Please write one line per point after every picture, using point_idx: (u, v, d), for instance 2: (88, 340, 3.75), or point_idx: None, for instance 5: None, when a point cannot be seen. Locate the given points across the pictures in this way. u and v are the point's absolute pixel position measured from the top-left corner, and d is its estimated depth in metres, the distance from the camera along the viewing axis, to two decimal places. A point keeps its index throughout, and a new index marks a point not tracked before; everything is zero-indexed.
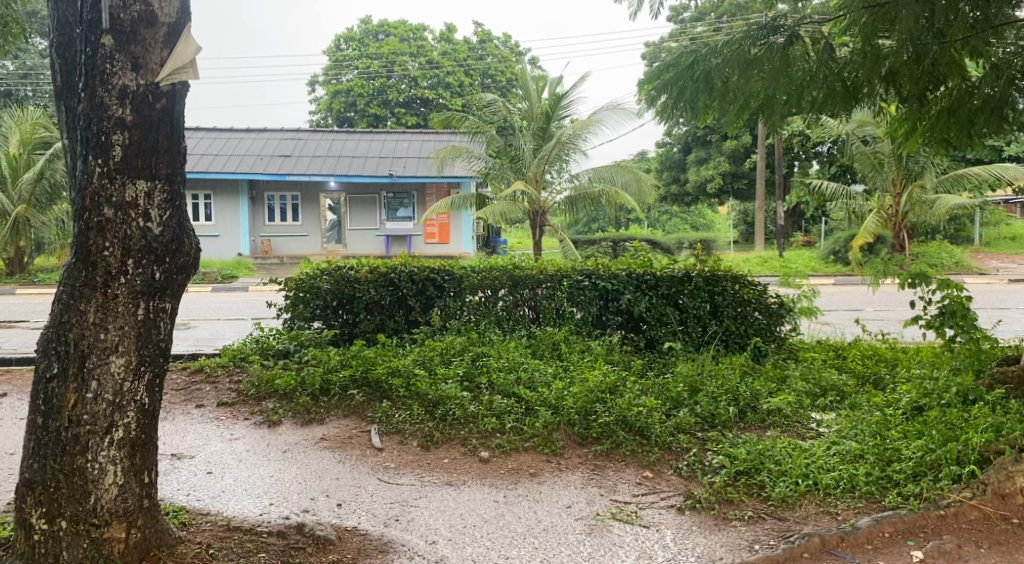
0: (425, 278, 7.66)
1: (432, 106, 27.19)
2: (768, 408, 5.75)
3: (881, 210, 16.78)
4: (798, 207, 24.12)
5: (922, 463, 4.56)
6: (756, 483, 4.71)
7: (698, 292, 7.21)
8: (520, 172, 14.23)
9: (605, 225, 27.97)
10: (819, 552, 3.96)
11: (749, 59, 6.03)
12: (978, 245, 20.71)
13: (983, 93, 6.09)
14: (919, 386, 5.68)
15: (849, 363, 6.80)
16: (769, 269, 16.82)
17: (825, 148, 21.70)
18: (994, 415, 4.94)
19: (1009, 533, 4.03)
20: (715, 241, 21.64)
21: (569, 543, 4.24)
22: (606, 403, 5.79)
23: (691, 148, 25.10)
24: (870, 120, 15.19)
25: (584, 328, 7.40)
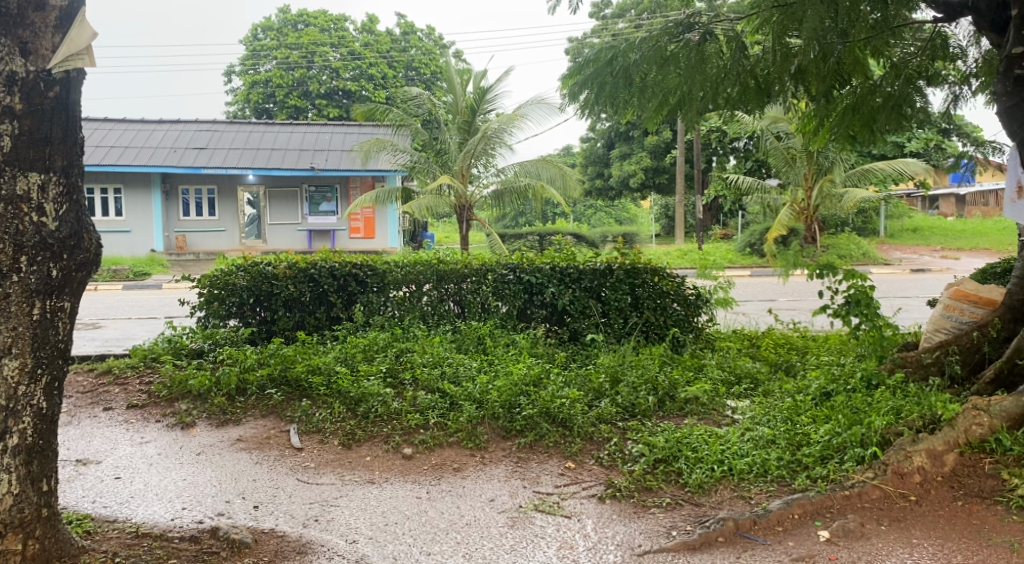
0: (347, 274, 7.52)
1: (355, 98, 26.57)
2: (686, 396, 5.89)
3: (794, 203, 17.36)
4: (717, 202, 24.78)
5: (829, 447, 4.76)
6: (674, 470, 4.83)
7: (619, 285, 7.32)
8: (445, 166, 14.15)
9: (531, 218, 28.14)
10: (733, 535, 4.10)
11: (667, 56, 6.14)
12: (883, 237, 21.72)
13: (884, 91, 6.53)
14: (827, 372, 5.94)
15: (763, 351, 7.04)
16: (688, 262, 17.24)
17: (742, 143, 22.35)
18: (895, 399, 5.15)
19: (907, 510, 4.18)
20: (638, 235, 22.02)
21: (491, 536, 4.25)
22: (530, 395, 5.80)
23: (614, 143, 25.49)
24: (783, 117, 15.70)
25: (509, 322, 7.41)
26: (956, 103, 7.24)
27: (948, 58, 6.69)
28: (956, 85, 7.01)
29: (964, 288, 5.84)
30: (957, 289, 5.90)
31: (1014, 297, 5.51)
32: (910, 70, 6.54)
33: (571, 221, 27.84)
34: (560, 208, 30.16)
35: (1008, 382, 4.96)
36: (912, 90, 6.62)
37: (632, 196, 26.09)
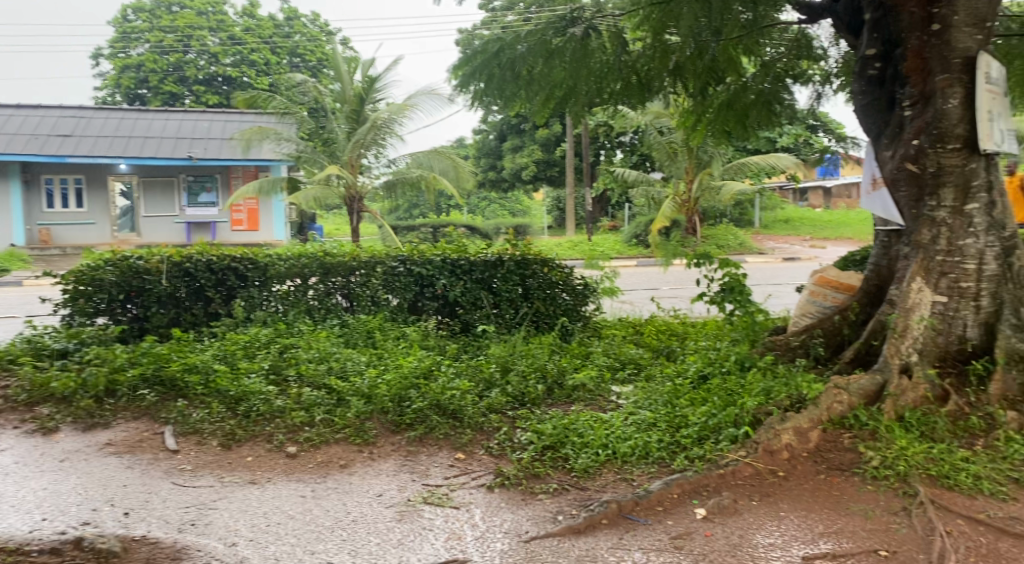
0: (225, 268, 7.22)
1: (235, 84, 25.50)
2: (573, 383, 6.01)
3: (677, 196, 17.98)
4: (606, 194, 25.37)
5: (706, 427, 4.97)
6: (561, 456, 4.92)
7: (510, 276, 7.36)
8: (333, 155, 13.81)
9: (424, 210, 27.93)
10: (616, 517, 4.22)
11: (552, 50, 6.20)
12: (759, 228, 22.92)
13: (756, 88, 6.87)
14: (705, 356, 6.20)
15: (646, 338, 7.27)
16: (578, 252, 17.61)
17: (628, 137, 22.98)
18: (766, 379, 5.43)
19: (776, 485, 4.43)
20: (530, 227, 22.26)
21: (378, 532, 4.19)
22: (420, 389, 5.71)
23: (507, 135, 25.59)
24: (665, 112, 16.25)
25: (400, 315, 7.31)
26: (819, 100, 7.73)
27: (812, 58, 7.12)
28: (819, 83, 7.50)
29: (827, 274, 6.24)
30: (822, 275, 6.30)
31: (869, 282, 5.88)
32: (778, 69, 6.98)
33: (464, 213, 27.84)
34: (453, 200, 30.08)
35: (865, 361, 5.33)
36: (781, 88, 7.03)
37: (524, 188, 26.36)
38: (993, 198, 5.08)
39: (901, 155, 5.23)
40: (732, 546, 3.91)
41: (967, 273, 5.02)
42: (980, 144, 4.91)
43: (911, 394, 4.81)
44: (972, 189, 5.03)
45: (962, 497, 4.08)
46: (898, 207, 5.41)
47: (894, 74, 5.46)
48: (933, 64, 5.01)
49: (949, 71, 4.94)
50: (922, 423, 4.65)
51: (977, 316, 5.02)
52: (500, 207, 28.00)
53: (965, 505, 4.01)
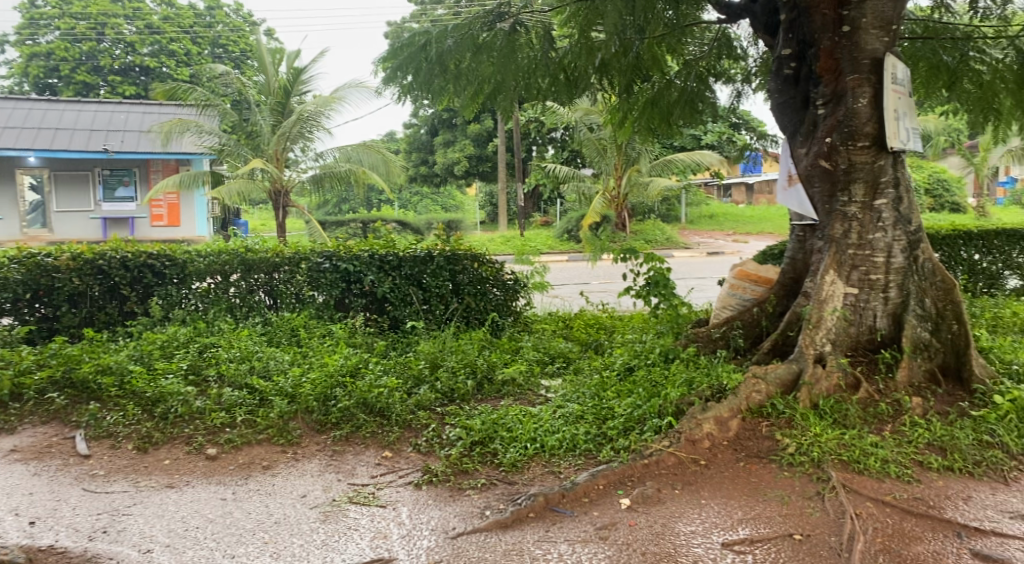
0: (141, 264, 6.97)
1: (153, 75, 24.64)
2: (503, 378, 6.01)
3: (606, 191, 18.16)
4: (538, 190, 25.51)
5: (631, 418, 5.05)
6: (489, 451, 4.92)
7: (439, 272, 7.28)
8: (257, 149, 13.49)
9: (354, 205, 27.50)
10: (543, 510, 4.24)
11: (479, 43, 6.15)
12: (685, 223, 23.44)
13: (679, 85, 7.03)
14: (631, 349, 6.29)
15: (575, 332, 7.34)
16: (509, 247, 17.65)
17: (559, 133, 23.15)
18: (688, 370, 5.56)
19: (698, 473, 4.53)
20: (462, 223, 22.18)
21: (301, 533, 4.11)
22: (347, 386, 5.60)
23: (438, 130, 25.41)
24: (594, 109, 16.42)
25: (326, 313, 7.15)
26: (739, 98, 7.95)
27: (733, 57, 7.32)
28: (740, 82, 7.70)
29: (746, 268, 6.40)
30: (742, 268, 6.46)
31: (786, 276, 6.04)
32: (701, 69, 7.11)
33: (395, 208, 27.57)
34: (384, 195, 29.71)
35: (782, 352, 5.51)
36: (704, 86, 7.18)
37: (456, 183, 26.28)
38: (901, 194, 5.31)
39: (815, 153, 5.42)
40: (654, 535, 3.98)
41: (876, 265, 5.24)
42: (888, 141, 5.14)
43: (825, 382, 4.99)
44: (881, 185, 5.25)
45: (871, 480, 4.26)
46: (812, 203, 5.57)
47: (808, 74, 5.66)
48: (844, 64, 5.21)
49: (858, 71, 5.16)
50: (835, 410, 4.83)
51: (885, 307, 5.25)
52: (433, 203, 27.81)
53: (874, 488, 4.18)
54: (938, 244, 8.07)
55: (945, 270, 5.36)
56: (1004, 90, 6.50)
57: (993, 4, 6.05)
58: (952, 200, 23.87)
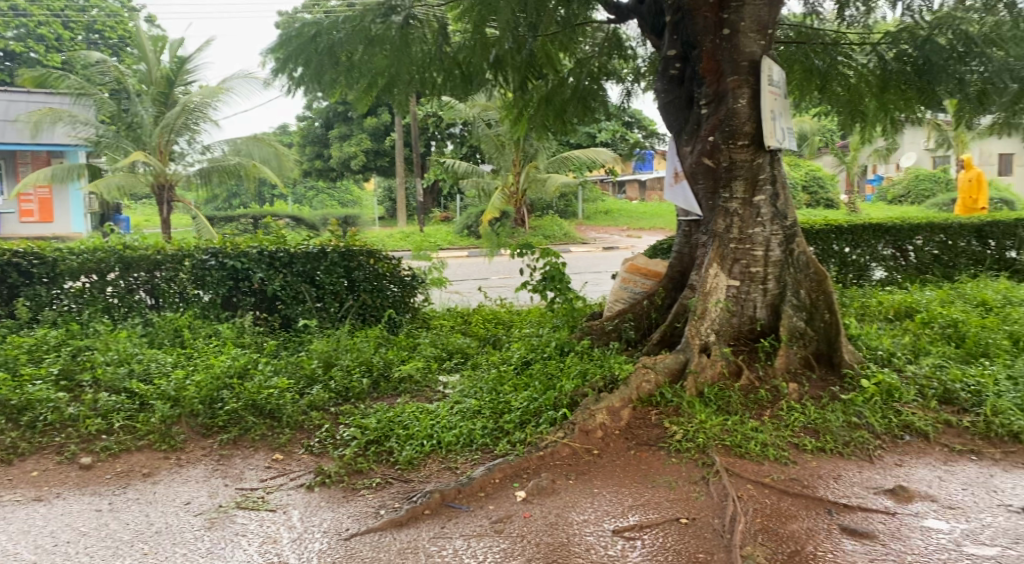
0: (4, 263, 6.53)
1: (20, 60, 23.17)
2: (399, 375, 5.93)
3: (505, 187, 18.23)
4: (437, 185, 25.42)
5: (527, 411, 5.10)
6: (385, 449, 4.85)
7: (333, 269, 7.11)
8: (138, 141, 12.82)
9: (245, 201, 26.54)
10: (439, 506, 4.23)
11: (371, 36, 6.01)
12: (582, 219, 23.89)
13: (571, 83, 7.18)
14: (528, 343, 6.34)
15: (473, 327, 7.34)
16: (408, 243, 17.50)
17: (458, 129, 23.15)
18: (583, 362, 5.67)
19: (591, 463, 4.63)
20: (360, 219, 21.84)
21: (184, 542, 3.94)
22: (234, 388, 5.40)
23: (333, 123, 24.91)
24: (492, 106, 16.44)
25: (212, 312, 6.88)
26: (629, 98, 8.15)
27: (625, 57, 7.55)
28: (630, 82, 7.91)
29: (637, 262, 6.59)
30: (633, 262, 6.64)
31: (673, 269, 6.26)
32: (593, 67, 7.24)
33: (290, 203, 26.84)
34: (278, 189, 28.84)
35: (671, 343, 5.70)
36: (596, 85, 7.32)
37: (353, 177, 25.87)
38: (778, 191, 5.60)
39: (699, 151, 5.64)
40: (549, 525, 4.03)
41: (756, 259, 5.51)
42: (765, 140, 5.38)
43: (709, 371, 5.21)
44: (760, 182, 5.52)
45: (751, 463, 4.46)
46: (697, 200, 5.80)
47: (691, 75, 5.87)
48: (725, 65, 5.43)
49: (738, 73, 5.39)
50: (719, 397, 5.05)
51: (764, 298, 5.52)
52: (329, 198, 27.18)
53: (754, 471, 4.39)
54: (812, 239, 8.55)
55: (818, 262, 5.67)
56: (867, 94, 6.94)
57: (858, 13, 6.44)
58: (826, 196, 25.32)
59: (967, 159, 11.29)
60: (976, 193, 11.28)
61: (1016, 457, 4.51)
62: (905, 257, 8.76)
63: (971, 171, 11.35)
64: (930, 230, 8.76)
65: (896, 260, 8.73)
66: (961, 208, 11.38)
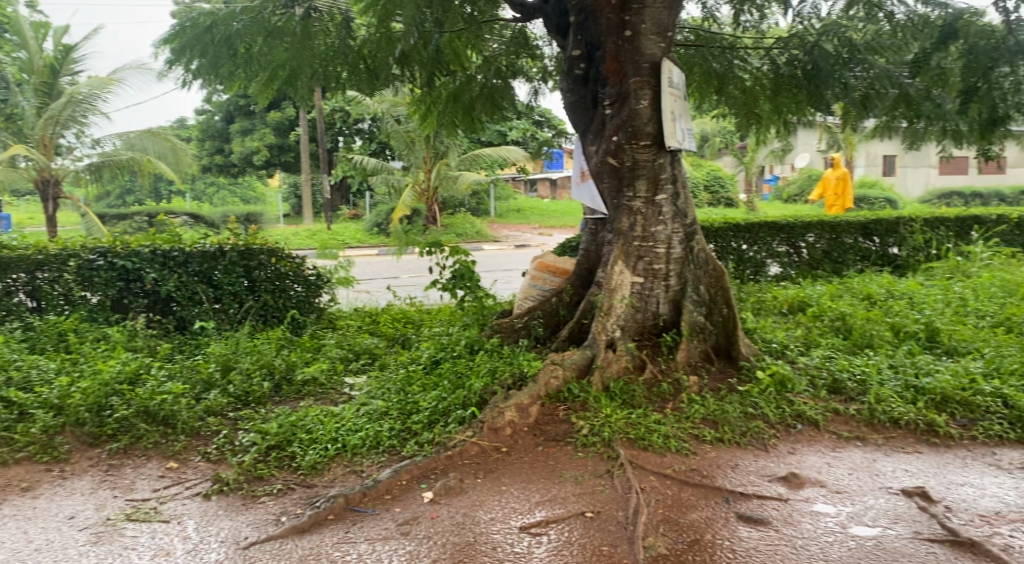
0: None
1: None
2: (303, 378, 5.77)
3: (416, 184, 18.14)
4: (345, 182, 24.98)
5: (436, 411, 5.05)
6: (287, 454, 4.71)
7: (232, 268, 6.87)
8: (18, 133, 12.02)
9: (141, 197, 25.34)
10: (343, 511, 4.14)
11: (271, 28, 5.89)
12: (494, 217, 23.95)
13: (478, 81, 7.16)
14: (437, 342, 6.28)
15: (381, 327, 7.23)
16: (314, 241, 17.11)
17: (366, 125, 22.82)
18: (492, 360, 5.66)
19: (499, 460, 4.63)
20: (265, 216, 21.20)
21: (67, 559, 3.72)
22: (124, 395, 5.14)
23: (234, 117, 24.11)
24: (401, 101, 16.27)
25: (100, 314, 6.51)
26: (536, 96, 8.25)
27: (532, 54, 7.54)
28: (538, 81, 8.04)
29: (546, 259, 6.64)
30: (541, 260, 6.69)
31: (581, 267, 6.34)
32: (500, 64, 7.26)
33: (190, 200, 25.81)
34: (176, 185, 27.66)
35: (578, 339, 5.77)
36: (502, 82, 7.35)
37: (257, 173, 25.11)
38: (678, 190, 5.77)
39: (603, 150, 5.73)
40: (456, 525, 4.00)
41: (658, 256, 5.65)
42: (666, 141, 5.51)
43: (615, 365, 5.31)
44: (661, 181, 5.67)
45: (654, 456, 4.56)
46: (602, 198, 5.90)
47: (595, 75, 5.97)
48: (627, 67, 5.53)
49: (640, 74, 5.49)
50: (624, 392, 5.15)
51: (666, 294, 5.68)
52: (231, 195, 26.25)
53: (657, 463, 4.49)
54: (712, 236, 8.87)
55: (716, 259, 5.86)
56: (762, 96, 7.15)
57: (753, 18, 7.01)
58: (726, 195, 26.31)
59: (835, 158, 11.94)
60: (842, 190, 11.98)
61: (897, 442, 4.77)
62: (798, 253, 9.17)
63: (838, 170, 12.01)
64: (820, 228, 9.19)
65: (789, 257, 9.13)
66: (831, 205, 11.98)
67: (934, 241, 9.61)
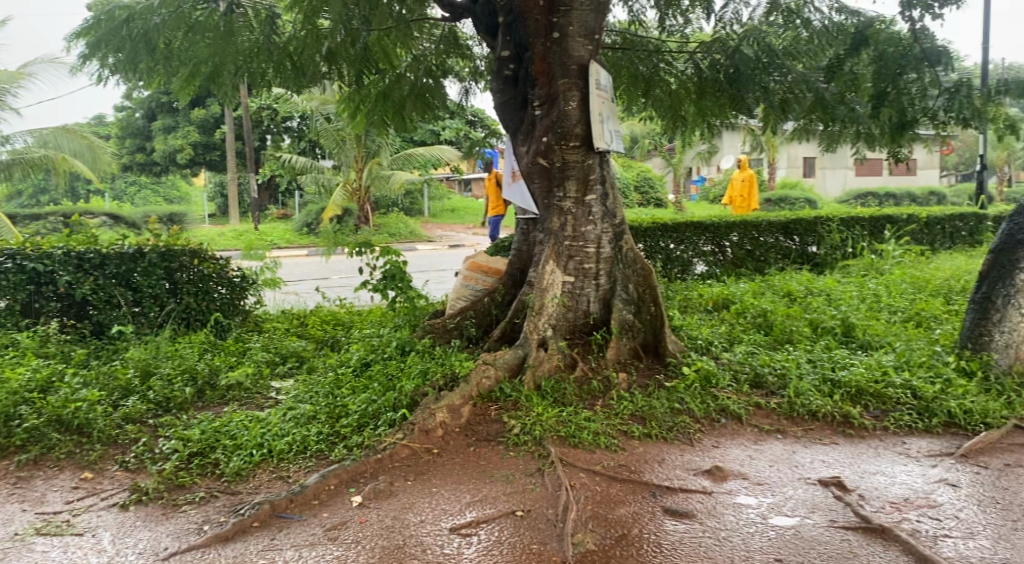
0: None
1: None
2: (227, 383, 5.62)
3: (347, 184, 17.93)
4: (274, 181, 24.46)
5: (366, 414, 4.98)
6: (210, 461, 4.58)
7: (152, 270, 6.64)
8: None
9: (56, 197, 24.26)
10: (268, 518, 4.05)
11: (192, 23, 5.72)
12: (428, 216, 23.83)
13: (408, 80, 7.05)
14: (367, 343, 6.20)
15: (309, 330, 7.10)
16: (242, 242, 16.69)
17: (295, 123, 22.41)
18: (423, 361, 5.62)
19: (430, 462, 4.61)
20: (189, 217, 20.55)
21: None
22: (35, 403, 4.92)
23: (156, 114, 23.34)
24: (330, 99, 16.01)
25: (9, 319, 6.19)
26: (467, 95, 8.20)
27: (462, 54, 7.57)
28: (470, 81, 7.97)
29: (478, 259, 6.62)
30: (474, 260, 6.66)
31: (513, 267, 6.37)
32: (430, 62, 7.21)
33: (109, 199, 24.87)
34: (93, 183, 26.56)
35: (510, 339, 5.79)
36: (433, 82, 7.22)
37: (180, 172, 24.35)
38: (607, 191, 5.85)
39: (534, 151, 5.77)
40: (386, 529, 3.96)
41: (588, 255, 5.71)
42: (594, 141, 5.59)
43: (546, 364, 5.35)
44: (590, 181, 5.74)
45: (584, 453, 4.61)
46: (534, 198, 5.95)
47: (525, 76, 6.00)
48: (555, 68, 5.58)
49: (568, 75, 5.56)
50: (555, 390, 5.19)
51: (597, 293, 5.75)
52: (153, 194, 25.35)
53: (587, 460, 4.54)
54: (641, 236, 9.03)
55: (645, 258, 5.96)
56: (686, 99, 7.35)
57: (677, 23, 7.23)
58: (656, 196, 26.82)
59: (743, 162, 12.32)
60: (747, 193, 12.44)
61: (814, 434, 4.94)
62: (722, 252, 9.40)
63: (745, 172, 12.41)
64: (743, 227, 9.45)
65: (715, 256, 9.36)
66: (736, 206, 12.44)
67: (849, 240, 10.01)
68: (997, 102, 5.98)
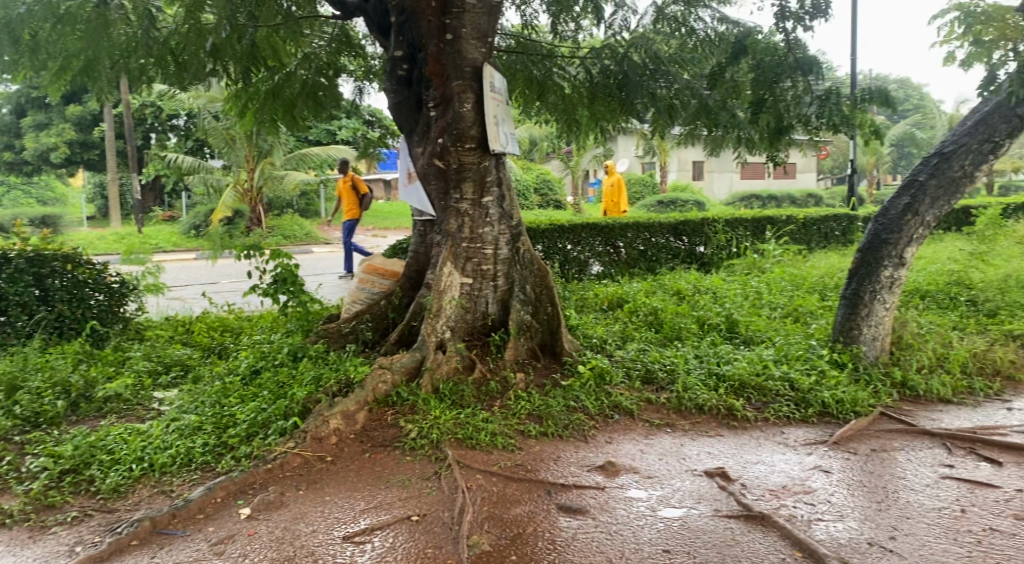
0: None
1: None
2: (105, 394, 5.32)
3: (237, 184, 17.26)
4: (159, 182, 23.34)
5: (255, 423, 4.81)
6: (84, 479, 4.32)
7: (19, 277, 6.21)
8: None
9: None
10: (148, 535, 3.86)
11: (60, 13, 5.37)
12: (326, 218, 23.33)
13: (298, 76, 6.85)
14: (257, 350, 6.00)
15: (195, 337, 6.81)
16: (124, 245, 15.84)
17: (182, 122, 21.46)
18: (316, 367, 5.49)
19: (324, 470, 4.50)
20: (66, 219, 19.33)
21: None
22: None
23: (26, 110, 21.83)
24: (218, 97, 15.43)
25: None
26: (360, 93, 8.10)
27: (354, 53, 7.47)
28: (363, 78, 7.86)
29: (374, 262, 6.55)
30: (369, 262, 6.60)
31: (410, 269, 6.31)
32: (322, 60, 7.10)
33: None
34: None
35: (408, 341, 5.74)
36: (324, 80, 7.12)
37: (55, 172, 22.87)
38: (503, 193, 5.88)
39: (429, 152, 5.74)
40: (276, 540, 3.84)
41: (486, 257, 5.73)
42: (489, 144, 5.58)
43: (444, 367, 5.32)
44: (487, 183, 5.76)
45: (481, 454, 4.62)
46: (431, 200, 5.93)
47: (419, 77, 5.96)
48: (450, 70, 5.56)
49: (462, 77, 5.55)
50: (453, 392, 5.18)
51: (494, 294, 5.77)
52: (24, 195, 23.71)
53: (483, 461, 4.55)
54: (538, 237, 9.15)
55: (541, 259, 6.05)
56: (579, 103, 7.60)
57: (570, 28, 7.37)
58: (555, 198, 27.22)
59: (610, 165, 12.59)
60: (616, 196, 12.70)
61: (701, 426, 5.13)
62: (616, 252, 9.63)
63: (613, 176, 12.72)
64: (635, 228, 9.71)
65: (609, 256, 9.58)
66: (609, 209, 12.62)
67: (734, 240, 10.45)
68: (863, 109, 5.97)
